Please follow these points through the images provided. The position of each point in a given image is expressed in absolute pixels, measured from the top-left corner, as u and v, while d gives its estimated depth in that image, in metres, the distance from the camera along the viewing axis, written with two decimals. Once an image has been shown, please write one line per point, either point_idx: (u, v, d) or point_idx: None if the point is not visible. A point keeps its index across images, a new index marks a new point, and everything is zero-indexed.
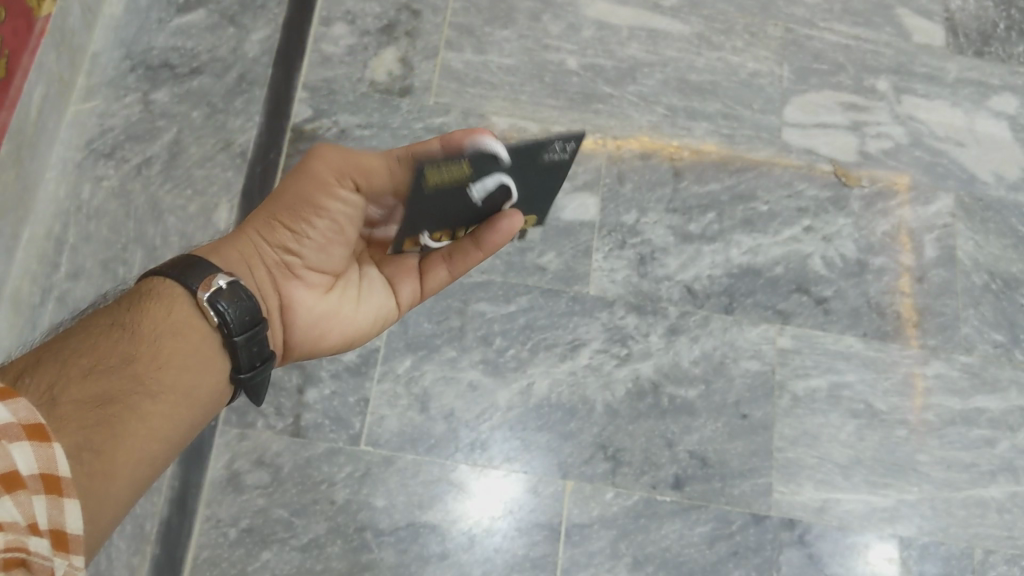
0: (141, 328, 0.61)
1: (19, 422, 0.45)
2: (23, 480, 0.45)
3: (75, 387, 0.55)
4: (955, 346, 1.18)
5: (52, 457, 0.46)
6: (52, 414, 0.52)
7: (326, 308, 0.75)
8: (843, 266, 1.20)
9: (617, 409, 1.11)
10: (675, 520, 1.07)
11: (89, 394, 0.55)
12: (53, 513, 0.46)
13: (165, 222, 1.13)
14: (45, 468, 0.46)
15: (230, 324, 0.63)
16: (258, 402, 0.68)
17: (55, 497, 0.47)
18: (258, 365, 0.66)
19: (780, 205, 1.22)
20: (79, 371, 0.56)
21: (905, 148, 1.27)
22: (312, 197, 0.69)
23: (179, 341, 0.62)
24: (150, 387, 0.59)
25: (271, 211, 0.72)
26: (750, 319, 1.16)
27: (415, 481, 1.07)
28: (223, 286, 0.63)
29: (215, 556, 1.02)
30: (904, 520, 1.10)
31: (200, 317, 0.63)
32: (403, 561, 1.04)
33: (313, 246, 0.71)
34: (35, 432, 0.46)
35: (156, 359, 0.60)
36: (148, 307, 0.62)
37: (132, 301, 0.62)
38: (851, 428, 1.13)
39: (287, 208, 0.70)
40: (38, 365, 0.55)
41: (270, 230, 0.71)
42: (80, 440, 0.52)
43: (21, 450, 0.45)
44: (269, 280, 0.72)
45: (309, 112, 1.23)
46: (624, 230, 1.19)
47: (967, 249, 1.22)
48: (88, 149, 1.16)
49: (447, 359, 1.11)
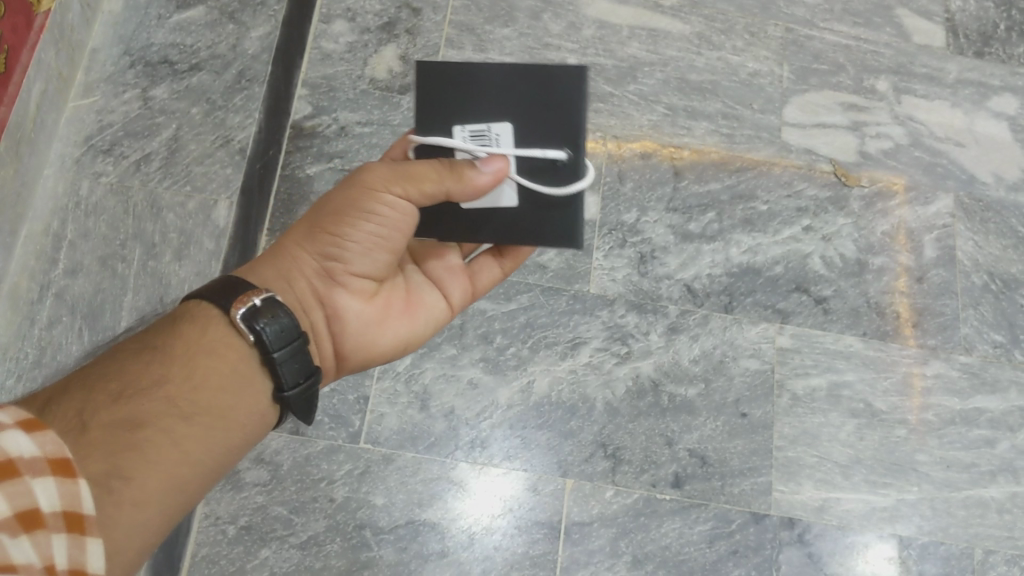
0: (175, 349, 0.60)
1: (45, 455, 0.45)
2: (43, 516, 0.44)
3: (106, 411, 0.54)
4: (955, 346, 1.18)
5: (76, 493, 0.46)
6: (82, 437, 0.52)
7: (372, 314, 0.77)
8: (843, 266, 1.20)
9: (617, 408, 1.11)
10: (675, 519, 1.07)
11: (122, 417, 0.54)
12: (73, 553, 0.45)
13: (164, 219, 1.13)
14: (68, 506, 0.45)
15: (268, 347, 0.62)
16: (307, 421, 0.66)
17: (76, 536, 0.45)
18: (302, 384, 0.64)
19: (780, 205, 1.22)
20: (111, 394, 0.55)
21: (905, 148, 1.27)
22: (363, 211, 0.69)
23: (213, 360, 0.61)
24: (182, 409, 0.58)
25: (312, 223, 0.73)
26: (750, 319, 1.16)
27: (415, 479, 1.06)
28: (259, 304, 0.63)
29: (213, 554, 1.02)
30: (904, 519, 1.10)
31: (235, 338, 0.63)
32: (403, 559, 1.04)
33: (359, 251, 0.72)
34: (58, 467, 0.46)
35: (191, 381, 0.60)
36: (182, 329, 0.62)
37: (168, 323, 0.63)
38: (850, 428, 1.13)
39: (333, 218, 0.71)
40: (72, 387, 0.55)
41: (312, 240, 0.72)
42: (108, 465, 0.52)
43: (45, 485, 0.44)
44: (310, 296, 0.73)
45: (309, 109, 1.22)
46: (624, 230, 1.19)
47: (967, 249, 1.22)
48: (86, 145, 1.16)
49: (447, 357, 1.11)
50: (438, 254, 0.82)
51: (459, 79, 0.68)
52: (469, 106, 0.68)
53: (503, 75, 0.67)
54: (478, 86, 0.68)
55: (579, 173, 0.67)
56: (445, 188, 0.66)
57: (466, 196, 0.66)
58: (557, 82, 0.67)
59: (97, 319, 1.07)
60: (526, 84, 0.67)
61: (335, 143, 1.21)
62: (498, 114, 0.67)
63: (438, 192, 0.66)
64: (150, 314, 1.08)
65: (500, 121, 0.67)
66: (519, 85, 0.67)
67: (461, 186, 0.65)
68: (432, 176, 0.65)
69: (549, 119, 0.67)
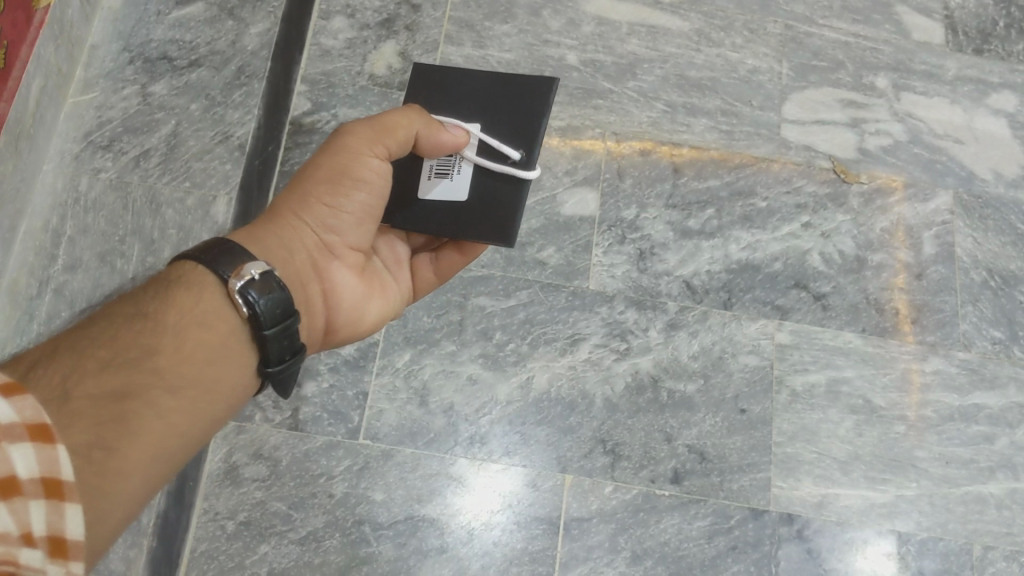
0: (165, 318, 0.58)
1: (22, 421, 0.42)
2: (19, 484, 0.42)
3: (91, 381, 0.52)
4: (954, 343, 1.18)
5: (55, 459, 0.43)
6: (66, 407, 0.49)
7: (359, 289, 0.77)
8: (842, 263, 1.20)
9: (616, 403, 1.11)
10: (674, 515, 1.07)
11: (107, 388, 0.52)
12: (52, 520, 0.42)
13: (163, 215, 1.13)
14: (47, 472, 0.43)
15: (261, 320, 0.61)
16: (285, 396, 0.66)
17: (55, 502, 0.43)
18: (286, 359, 0.64)
19: (779, 202, 1.22)
20: (95, 364, 0.53)
21: (904, 145, 1.27)
22: (355, 174, 0.72)
23: (203, 332, 0.59)
24: (170, 382, 0.56)
25: (300, 196, 0.72)
26: (749, 315, 1.16)
27: (414, 475, 1.06)
28: (255, 276, 0.61)
29: (212, 550, 1.01)
30: (903, 515, 1.10)
31: (228, 308, 0.61)
32: (402, 554, 1.04)
33: (353, 219, 0.73)
34: (37, 432, 0.43)
35: (180, 354, 0.58)
36: (174, 297, 0.60)
37: (158, 290, 0.60)
38: (849, 424, 1.13)
39: (324, 186, 0.72)
40: (55, 355, 0.52)
41: (305, 211, 0.72)
42: (94, 436, 0.49)
43: (22, 451, 0.42)
44: (310, 268, 0.72)
45: (308, 105, 1.22)
46: (623, 226, 1.19)
47: (966, 246, 1.22)
48: (85, 141, 1.16)
49: (446, 353, 1.11)
50: (397, 241, 0.84)
51: (446, 83, 0.79)
52: (451, 104, 0.78)
53: (484, 84, 0.77)
54: (462, 91, 0.78)
55: (528, 165, 0.74)
56: (415, 132, 0.72)
57: (434, 140, 0.73)
58: (526, 90, 0.75)
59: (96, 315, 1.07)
60: (503, 93, 0.76)
61: None
62: (470, 115, 0.76)
63: (409, 136, 0.72)
64: None
65: (471, 119, 0.76)
66: (497, 94, 0.76)
67: (431, 131, 0.73)
68: (404, 122, 0.72)
69: (512, 121, 0.75)
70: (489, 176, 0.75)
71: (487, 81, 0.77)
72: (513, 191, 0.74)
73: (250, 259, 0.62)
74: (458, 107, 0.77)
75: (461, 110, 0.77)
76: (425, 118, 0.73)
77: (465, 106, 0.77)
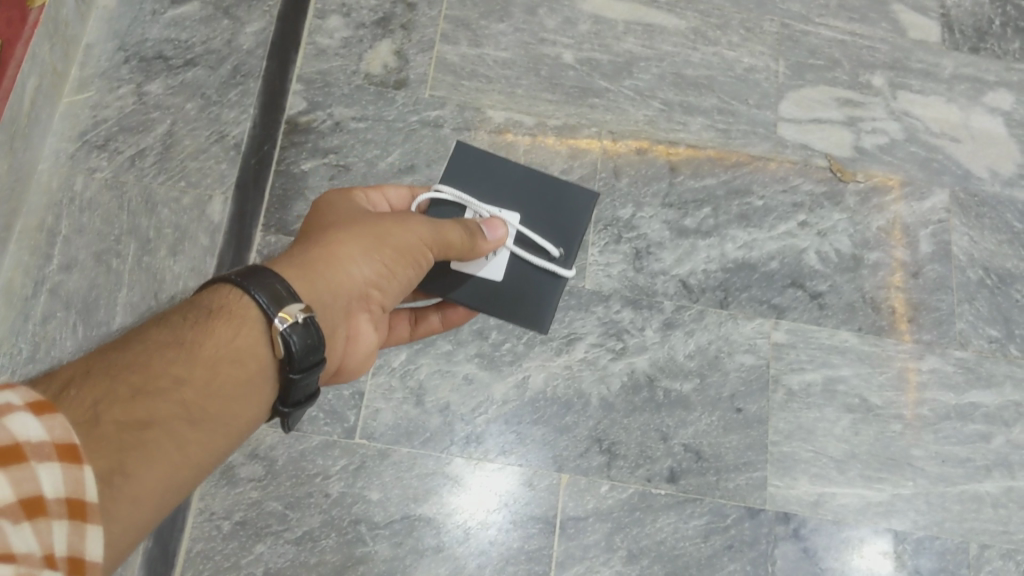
0: (200, 350, 0.56)
1: (52, 439, 0.42)
2: (45, 503, 0.40)
3: (119, 407, 0.49)
4: (950, 341, 1.18)
5: (80, 480, 0.42)
6: (89, 435, 0.47)
7: (367, 341, 0.76)
8: (838, 261, 1.20)
9: (612, 403, 1.11)
10: (670, 514, 1.07)
11: (132, 417, 0.49)
12: (74, 540, 0.41)
13: (158, 214, 1.13)
14: (71, 493, 0.42)
15: (293, 361, 0.58)
16: (288, 430, 0.65)
17: (77, 524, 0.42)
18: (302, 401, 0.63)
19: (776, 200, 1.22)
20: (127, 390, 0.51)
21: (900, 144, 1.27)
22: (415, 251, 0.71)
23: (233, 367, 0.57)
24: (194, 415, 0.53)
25: (368, 244, 0.70)
26: (745, 314, 1.16)
27: (410, 475, 1.06)
28: (300, 319, 0.58)
29: (208, 550, 1.01)
30: (899, 514, 1.10)
31: (265, 346, 0.58)
32: (398, 554, 1.03)
33: (396, 283, 0.72)
34: (65, 452, 0.42)
35: (207, 386, 0.55)
36: (214, 328, 0.57)
37: (198, 317, 0.57)
38: (845, 423, 1.13)
39: (391, 249, 0.70)
40: (87, 377, 0.50)
41: (359, 261, 0.69)
42: (112, 463, 0.47)
43: (50, 470, 0.41)
44: (341, 317, 0.70)
45: (304, 105, 1.22)
46: (619, 225, 1.19)
47: (962, 244, 1.22)
48: (80, 141, 1.16)
49: (441, 353, 1.11)
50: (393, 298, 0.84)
51: (485, 168, 0.82)
52: (489, 189, 0.81)
53: (526, 181, 0.82)
54: (501, 179, 0.82)
55: (567, 265, 0.80)
56: (464, 249, 0.72)
57: (473, 252, 0.73)
58: (569, 197, 0.82)
59: (91, 316, 1.07)
60: (545, 192, 0.82)
61: (330, 138, 1.20)
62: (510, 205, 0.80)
63: (455, 254, 0.73)
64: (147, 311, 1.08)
65: (512, 209, 0.80)
66: (539, 189, 0.82)
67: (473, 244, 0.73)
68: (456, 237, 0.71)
69: (552, 220, 0.81)
70: (526, 265, 0.79)
71: (530, 177, 0.82)
72: (552, 284, 0.79)
73: (296, 299, 0.59)
74: (495, 193, 0.81)
75: (500, 198, 0.81)
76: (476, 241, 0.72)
77: (502, 194, 0.81)
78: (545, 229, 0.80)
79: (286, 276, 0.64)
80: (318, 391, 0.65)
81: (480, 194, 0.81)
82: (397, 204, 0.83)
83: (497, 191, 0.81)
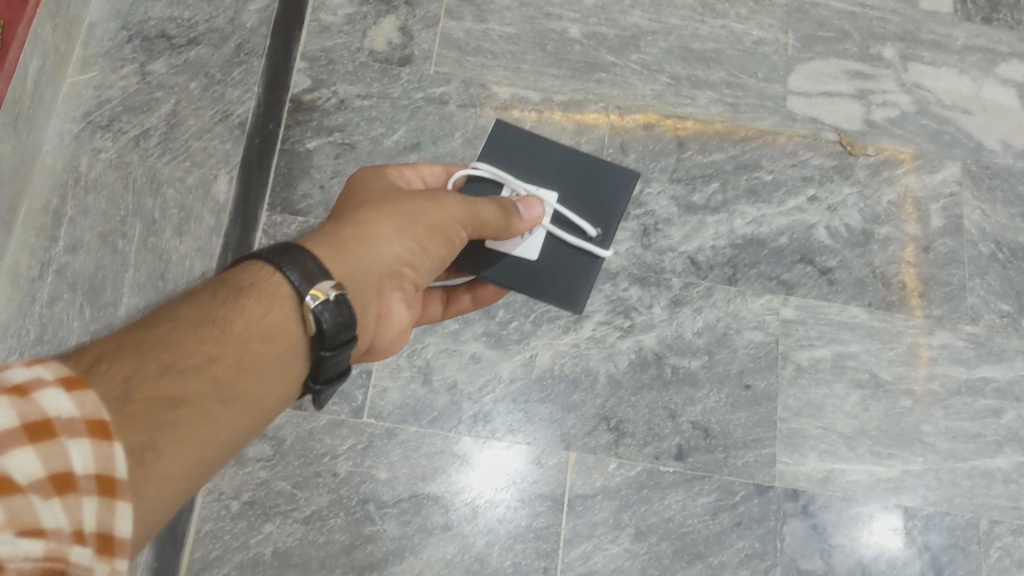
0: (231, 328, 0.55)
1: (83, 415, 0.42)
2: (74, 478, 0.40)
3: (151, 383, 0.48)
4: (961, 316, 1.17)
5: (110, 456, 0.42)
6: (121, 410, 0.46)
7: (400, 319, 0.75)
8: (847, 236, 1.19)
9: (619, 381, 1.10)
10: (678, 491, 1.07)
11: (165, 393, 0.48)
12: (103, 516, 0.41)
13: (163, 194, 1.12)
14: (102, 469, 0.42)
15: (325, 339, 0.58)
16: (320, 407, 0.64)
17: (108, 500, 0.41)
18: (333, 379, 0.62)
19: (785, 174, 1.21)
20: (158, 366, 0.49)
21: (911, 117, 1.25)
22: (449, 230, 0.71)
23: (263, 345, 0.56)
24: (225, 392, 0.52)
25: (400, 223, 0.69)
26: (754, 291, 1.15)
27: (418, 454, 1.06)
28: (331, 296, 0.58)
29: (217, 529, 1.01)
30: (909, 490, 1.09)
31: (297, 324, 0.58)
32: (407, 533, 1.03)
33: (427, 261, 0.71)
34: (96, 428, 0.42)
35: (239, 363, 0.54)
36: (246, 304, 0.56)
37: (229, 294, 0.56)
38: (855, 399, 1.12)
39: (424, 228, 0.70)
40: (117, 353, 0.49)
41: (392, 238, 0.68)
42: (144, 439, 0.46)
43: (80, 446, 0.41)
44: (376, 295, 0.68)
45: (308, 83, 1.21)
46: (627, 201, 1.18)
47: (974, 218, 1.21)
48: (84, 121, 1.15)
49: (448, 332, 1.10)
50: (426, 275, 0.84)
51: (524, 147, 0.82)
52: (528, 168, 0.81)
53: (565, 160, 0.82)
54: (538, 159, 0.81)
55: (603, 245, 0.79)
56: (497, 229, 0.72)
57: (505, 233, 0.73)
58: (607, 177, 0.81)
59: (97, 297, 1.07)
60: (584, 172, 0.81)
61: (334, 116, 1.19)
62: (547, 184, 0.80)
63: (489, 235, 0.73)
64: (153, 292, 1.08)
65: (549, 188, 0.80)
66: (578, 169, 0.81)
67: (508, 225, 0.73)
68: (491, 217, 0.71)
69: (590, 199, 0.80)
70: (562, 243, 0.79)
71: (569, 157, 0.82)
72: (587, 264, 0.79)
73: (328, 277, 0.59)
74: (531, 173, 0.81)
75: (536, 178, 0.81)
76: (510, 222, 0.73)
77: (540, 174, 0.81)
78: (582, 208, 0.80)
79: (320, 253, 0.63)
80: (349, 368, 0.64)
81: (518, 174, 0.81)
82: (432, 181, 0.84)
83: (537, 170, 0.81)
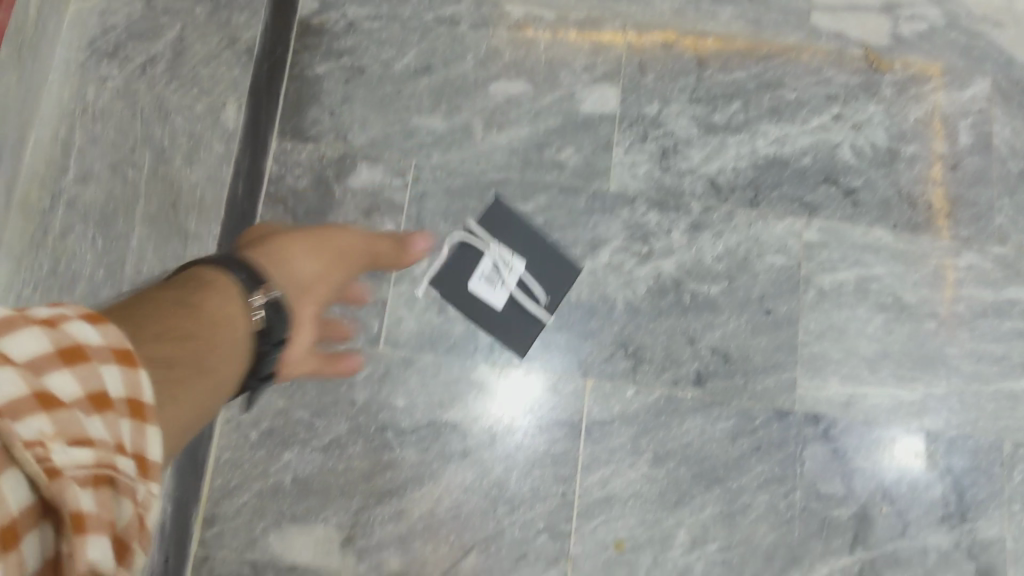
0: (200, 316, 0.58)
1: (110, 343, 0.44)
2: (111, 400, 0.42)
3: (150, 344, 0.51)
4: (989, 236, 1.14)
5: (137, 382, 0.44)
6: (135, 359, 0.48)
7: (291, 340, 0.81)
8: (873, 156, 1.15)
9: (638, 307, 1.09)
10: (696, 417, 1.06)
11: (162, 354, 0.51)
12: (137, 438, 0.43)
13: (171, 123, 1.07)
14: (132, 393, 0.44)
15: (270, 333, 0.67)
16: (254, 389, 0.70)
17: (139, 423, 0.44)
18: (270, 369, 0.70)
19: (809, 93, 1.17)
20: (152, 332, 0.52)
21: (941, 30, 1.20)
22: (314, 276, 0.86)
23: (223, 333, 0.60)
24: (204, 366, 0.56)
25: (295, 257, 0.84)
26: (776, 213, 1.13)
27: (434, 382, 1.06)
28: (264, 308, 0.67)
29: (236, 458, 1.02)
30: (932, 413, 1.08)
31: (246, 315, 0.64)
32: (424, 460, 1.03)
33: (301, 278, 0.84)
34: (122, 356, 0.44)
35: (212, 345, 0.58)
36: (208, 296, 0.61)
37: (192, 285, 0.62)
38: (878, 322, 1.10)
39: (291, 276, 0.82)
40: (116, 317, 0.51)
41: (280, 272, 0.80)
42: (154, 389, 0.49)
43: (110, 370, 0.43)
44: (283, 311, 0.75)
45: (316, 5, 1.21)
46: (645, 123, 1.15)
47: (1005, 135, 1.17)
48: (89, 50, 1.08)
49: (464, 260, 1.09)
50: None
51: None
52: None
53: None
54: None
55: None
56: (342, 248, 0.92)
57: (354, 245, 0.94)
58: None
59: (111, 226, 0.99)
60: None
61: (345, 39, 1.19)
62: None
63: (335, 268, 0.90)
64: (166, 222, 1.02)
65: None
66: None
67: (349, 239, 0.93)
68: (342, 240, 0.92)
69: None
70: None
71: None
72: None
73: (258, 287, 0.68)
74: None
75: None
76: (345, 242, 0.92)
77: None
78: None
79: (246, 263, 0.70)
80: (274, 368, 0.73)
81: None
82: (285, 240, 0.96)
83: None
